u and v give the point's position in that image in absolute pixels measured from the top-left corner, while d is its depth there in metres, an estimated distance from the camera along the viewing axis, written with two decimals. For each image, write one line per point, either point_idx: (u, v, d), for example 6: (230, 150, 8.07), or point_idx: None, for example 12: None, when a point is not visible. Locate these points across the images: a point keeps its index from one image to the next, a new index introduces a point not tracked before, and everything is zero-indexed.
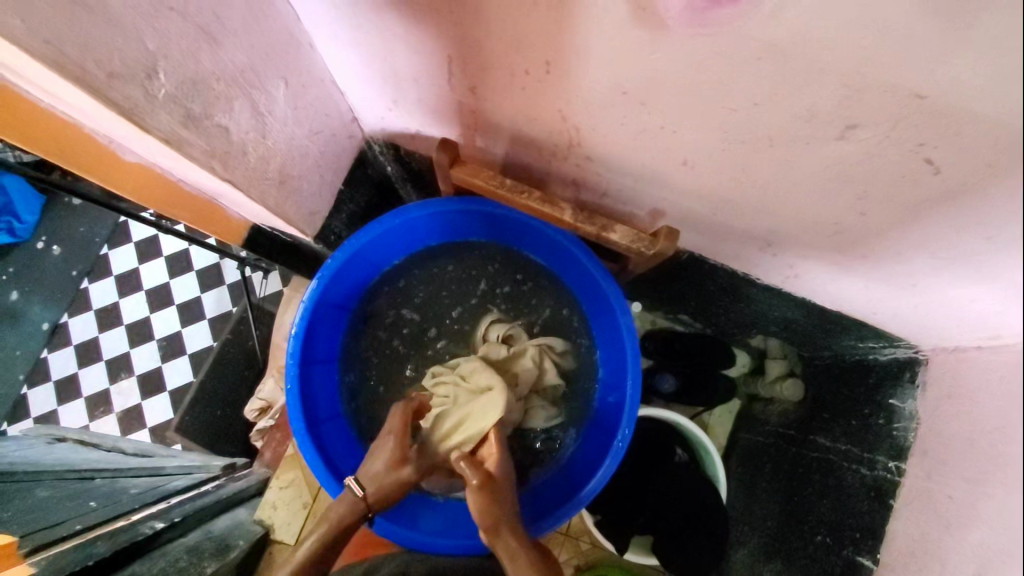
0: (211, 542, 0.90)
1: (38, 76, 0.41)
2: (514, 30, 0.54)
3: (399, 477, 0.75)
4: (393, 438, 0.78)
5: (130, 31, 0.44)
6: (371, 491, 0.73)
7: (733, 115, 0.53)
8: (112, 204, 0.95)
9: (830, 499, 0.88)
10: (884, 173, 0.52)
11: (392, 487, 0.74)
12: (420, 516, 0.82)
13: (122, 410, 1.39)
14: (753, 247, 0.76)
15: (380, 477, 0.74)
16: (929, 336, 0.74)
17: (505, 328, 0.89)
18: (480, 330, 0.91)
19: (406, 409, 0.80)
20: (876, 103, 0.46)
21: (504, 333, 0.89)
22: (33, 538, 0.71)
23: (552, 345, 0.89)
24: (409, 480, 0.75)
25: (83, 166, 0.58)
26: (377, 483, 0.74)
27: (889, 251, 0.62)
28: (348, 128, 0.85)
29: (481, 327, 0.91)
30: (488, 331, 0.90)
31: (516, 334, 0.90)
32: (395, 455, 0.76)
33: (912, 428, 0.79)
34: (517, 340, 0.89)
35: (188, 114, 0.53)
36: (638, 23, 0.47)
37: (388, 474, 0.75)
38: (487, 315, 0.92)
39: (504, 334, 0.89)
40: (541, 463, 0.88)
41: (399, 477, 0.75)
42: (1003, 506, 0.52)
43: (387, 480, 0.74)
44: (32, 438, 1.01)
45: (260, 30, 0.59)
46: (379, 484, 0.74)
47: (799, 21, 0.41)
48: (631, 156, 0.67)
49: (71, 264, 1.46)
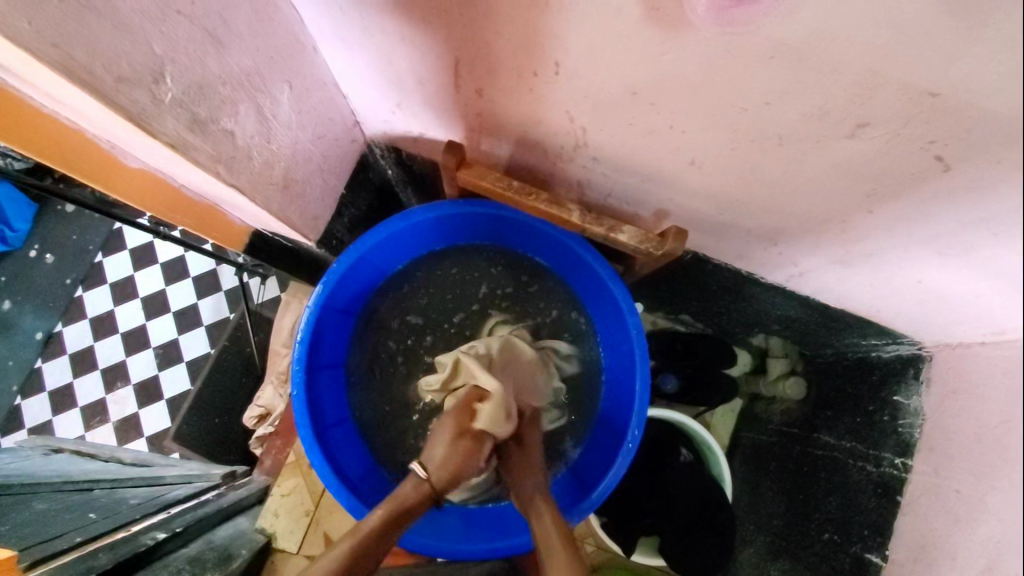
0: (212, 552, 0.90)
1: (44, 80, 0.41)
2: (524, 32, 0.54)
3: (464, 450, 0.70)
4: (451, 419, 0.74)
5: (137, 34, 0.43)
6: (432, 471, 0.68)
7: (744, 114, 0.53)
8: (106, 210, 0.94)
9: (837, 495, 0.89)
10: (894, 170, 0.53)
11: (457, 464, 0.69)
12: None
13: (118, 419, 1.36)
14: (758, 245, 0.77)
15: (442, 462, 0.69)
16: (932, 331, 0.74)
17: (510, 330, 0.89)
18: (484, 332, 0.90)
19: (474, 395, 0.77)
20: (889, 102, 0.46)
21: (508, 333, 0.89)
22: (32, 551, 0.68)
23: (557, 349, 0.89)
24: (468, 457, 0.70)
25: (86, 172, 0.57)
26: (445, 458, 0.69)
27: (894, 251, 0.63)
28: (350, 132, 0.85)
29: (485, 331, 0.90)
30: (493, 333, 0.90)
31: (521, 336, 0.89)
32: (456, 432, 0.72)
33: (917, 424, 0.80)
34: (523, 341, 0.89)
35: (194, 117, 0.52)
36: (651, 22, 0.47)
37: (452, 451, 0.70)
38: (490, 318, 0.91)
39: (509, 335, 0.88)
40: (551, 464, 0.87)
41: (462, 450, 0.70)
42: (1010, 500, 0.53)
43: (449, 457, 0.69)
44: (27, 449, 0.98)
45: (266, 33, 0.58)
46: (441, 461, 0.69)
47: (815, 19, 0.41)
48: (638, 156, 0.67)
49: (65, 271, 1.44)
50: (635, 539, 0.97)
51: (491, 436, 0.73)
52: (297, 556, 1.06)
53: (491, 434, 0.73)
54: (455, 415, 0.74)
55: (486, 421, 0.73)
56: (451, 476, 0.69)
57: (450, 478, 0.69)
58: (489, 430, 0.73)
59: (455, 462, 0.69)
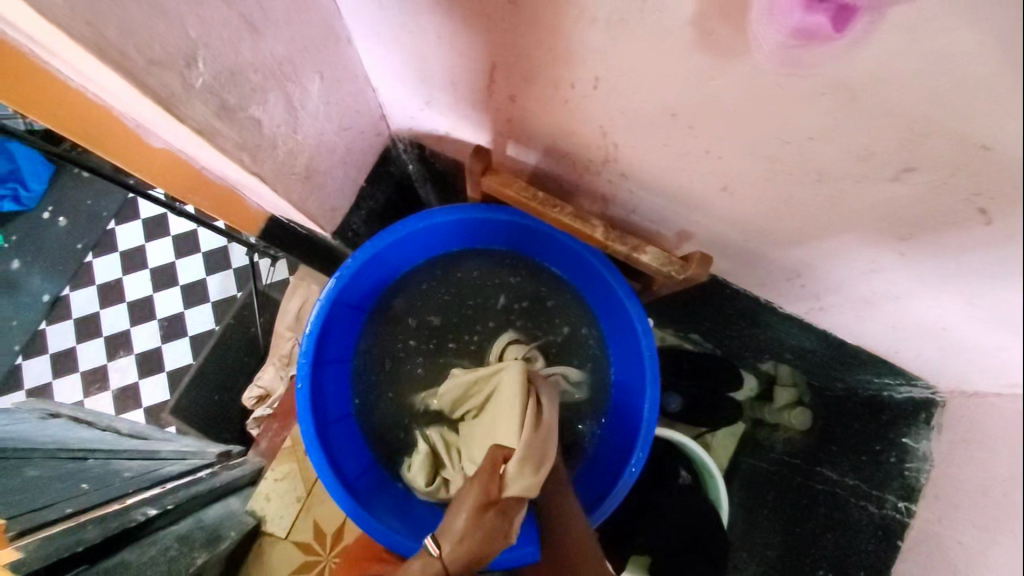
0: (201, 532, 0.91)
1: (73, 56, 0.39)
2: (568, 43, 0.52)
3: (486, 523, 0.59)
4: (476, 484, 0.63)
5: (173, 17, 0.42)
6: (448, 549, 0.57)
7: (785, 146, 0.52)
8: (121, 180, 0.92)
9: (835, 533, 0.89)
10: (933, 218, 0.51)
11: (479, 543, 0.58)
12: (374, 502, 0.78)
13: (117, 388, 1.33)
14: (782, 276, 0.75)
15: (465, 547, 0.57)
16: (949, 378, 0.73)
17: (523, 350, 0.87)
18: (494, 347, 0.89)
19: (494, 456, 0.66)
20: (939, 151, 0.44)
21: (523, 354, 0.86)
22: (19, 521, 0.68)
23: (567, 375, 0.87)
24: (493, 537, 0.59)
25: (108, 149, 0.56)
26: (466, 534, 0.58)
27: (921, 297, 0.61)
28: (376, 126, 0.84)
29: (499, 345, 0.89)
30: (505, 352, 0.88)
31: (533, 358, 0.88)
32: (481, 503, 0.61)
33: (925, 470, 0.80)
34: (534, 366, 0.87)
35: (223, 104, 0.51)
36: (701, 47, 0.45)
37: (474, 529, 0.58)
38: (505, 334, 0.90)
39: (522, 356, 0.86)
40: None
41: (487, 527, 0.59)
42: (1015, 557, 0.51)
43: (469, 535, 0.58)
44: (24, 412, 0.98)
45: (303, 23, 0.57)
46: (458, 536, 0.58)
47: (873, 61, 0.40)
48: (668, 177, 0.66)
49: (77, 236, 1.44)
50: (626, 558, 0.97)
51: (520, 508, 0.63)
52: (285, 541, 1.06)
53: (520, 507, 0.63)
54: (478, 484, 0.62)
55: (515, 487, 0.63)
56: (469, 562, 0.57)
57: (468, 560, 0.57)
58: (518, 496, 0.63)
59: (476, 540, 0.58)
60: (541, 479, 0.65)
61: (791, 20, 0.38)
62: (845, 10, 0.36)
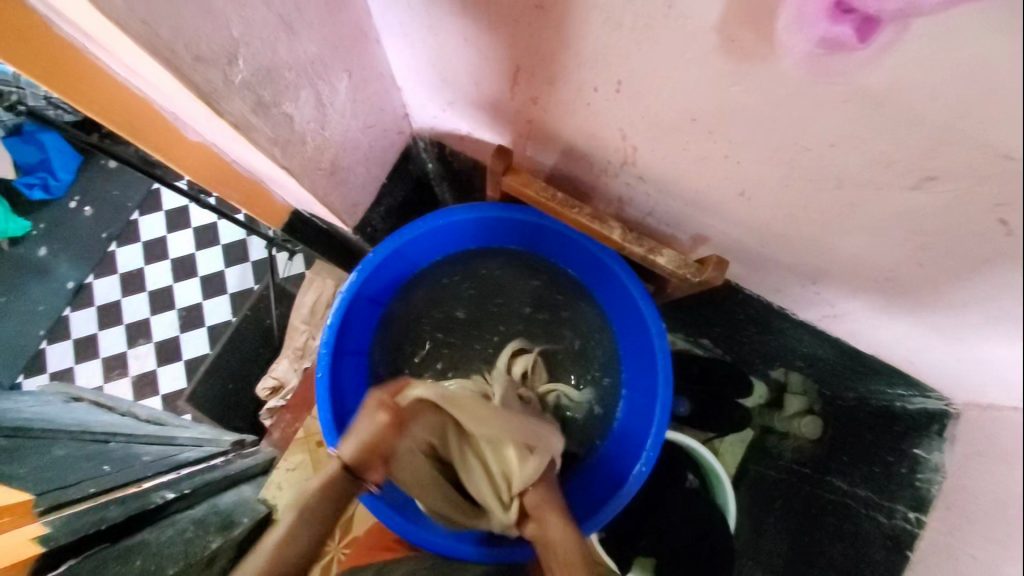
0: (217, 517, 0.89)
1: (125, 53, 0.41)
2: (593, 47, 0.54)
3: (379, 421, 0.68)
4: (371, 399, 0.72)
5: (218, 17, 0.44)
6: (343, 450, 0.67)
7: (805, 153, 0.53)
8: (149, 171, 0.94)
9: (844, 543, 0.87)
10: (955, 227, 0.51)
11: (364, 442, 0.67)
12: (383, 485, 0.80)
13: (138, 374, 1.38)
14: (795, 282, 0.76)
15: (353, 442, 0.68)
16: (962, 390, 0.72)
17: (530, 360, 0.90)
18: (501, 356, 0.91)
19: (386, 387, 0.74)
20: (962, 160, 0.45)
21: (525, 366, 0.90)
22: (47, 497, 0.72)
23: (566, 392, 0.90)
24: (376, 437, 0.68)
25: (151, 142, 0.58)
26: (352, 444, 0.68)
27: (940, 304, 0.60)
28: (399, 125, 0.86)
29: (502, 359, 0.90)
30: (512, 364, 0.90)
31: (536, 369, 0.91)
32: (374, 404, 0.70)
33: (936, 481, 0.78)
34: (536, 378, 0.91)
35: (259, 100, 0.53)
36: (725, 54, 0.46)
37: (368, 423, 0.68)
38: (511, 343, 0.92)
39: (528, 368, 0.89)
40: (573, 472, 0.87)
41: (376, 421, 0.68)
42: None
43: (363, 427, 0.68)
44: (49, 396, 1.02)
45: (336, 22, 0.59)
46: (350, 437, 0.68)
47: (898, 69, 0.40)
48: (686, 180, 0.66)
49: (101, 227, 1.46)
50: (631, 559, 0.97)
51: (415, 409, 0.71)
52: None
53: (418, 407, 0.71)
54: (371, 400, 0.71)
55: (412, 397, 0.71)
56: (367, 452, 0.67)
57: (367, 452, 0.67)
58: (412, 401, 0.71)
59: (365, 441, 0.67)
60: (446, 392, 0.74)
61: (817, 29, 0.40)
62: (869, 21, 0.37)
